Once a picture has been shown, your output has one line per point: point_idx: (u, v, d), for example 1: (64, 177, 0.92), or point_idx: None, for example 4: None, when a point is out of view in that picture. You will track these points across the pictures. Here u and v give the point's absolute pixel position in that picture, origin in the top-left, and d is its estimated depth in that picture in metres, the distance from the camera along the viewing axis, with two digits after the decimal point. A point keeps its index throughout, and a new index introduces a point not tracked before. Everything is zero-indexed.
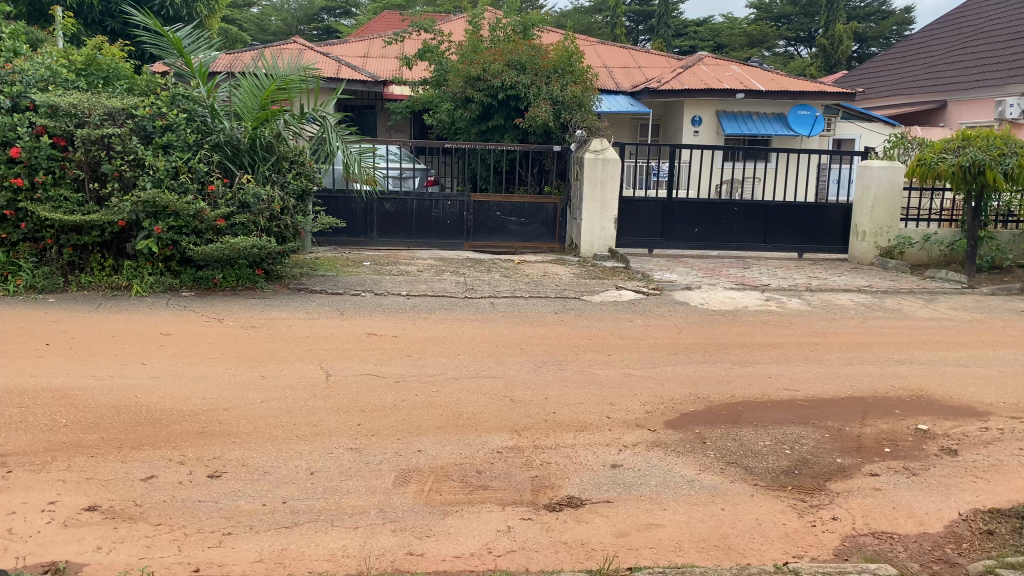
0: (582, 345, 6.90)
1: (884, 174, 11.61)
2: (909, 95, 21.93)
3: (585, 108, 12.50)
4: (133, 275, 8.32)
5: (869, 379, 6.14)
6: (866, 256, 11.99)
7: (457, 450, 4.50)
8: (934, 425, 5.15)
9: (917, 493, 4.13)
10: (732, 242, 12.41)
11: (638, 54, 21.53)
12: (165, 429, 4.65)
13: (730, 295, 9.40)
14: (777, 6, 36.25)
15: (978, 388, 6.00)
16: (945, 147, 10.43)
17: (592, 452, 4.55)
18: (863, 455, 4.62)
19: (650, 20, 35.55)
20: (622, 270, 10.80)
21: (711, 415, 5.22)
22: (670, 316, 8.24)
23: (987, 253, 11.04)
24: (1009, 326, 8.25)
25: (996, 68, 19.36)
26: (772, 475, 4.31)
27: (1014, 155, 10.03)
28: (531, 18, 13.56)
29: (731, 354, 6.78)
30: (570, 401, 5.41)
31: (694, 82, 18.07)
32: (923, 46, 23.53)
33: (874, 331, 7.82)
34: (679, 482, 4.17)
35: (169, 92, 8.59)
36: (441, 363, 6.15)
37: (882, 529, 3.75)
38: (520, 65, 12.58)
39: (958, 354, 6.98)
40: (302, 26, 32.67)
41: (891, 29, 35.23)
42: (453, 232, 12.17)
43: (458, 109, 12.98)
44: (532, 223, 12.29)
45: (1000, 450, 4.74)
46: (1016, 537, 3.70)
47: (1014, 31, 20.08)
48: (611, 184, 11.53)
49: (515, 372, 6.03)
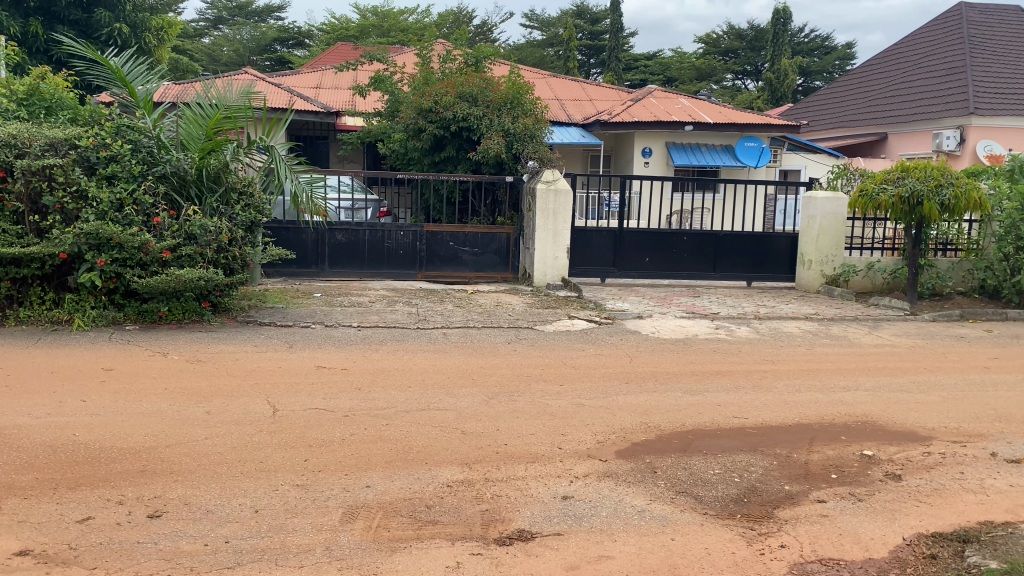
0: (535, 376, 6.89)
1: (827, 205, 11.93)
2: (853, 127, 22.59)
3: (537, 140, 12.68)
4: (74, 309, 8.11)
5: (815, 406, 6.22)
6: (813, 283, 12.23)
7: (406, 485, 4.44)
8: (878, 451, 5.24)
9: (862, 519, 4.19)
10: (683, 270, 12.55)
11: (589, 86, 21.87)
12: (103, 468, 4.50)
13: (681, 324, 9.51)
14: (724, 40, 37.36)
15: (921, 413, 6.12)
16: (885, 178, 10.77)
17: (544, 484, 4.53)
18: (810, 482, 4.67)
19: (601, 54, 36.19)
20: (575, 300, 10.84)
21: (661, 444, 5.24)
22: (622, 345, 8.29)
23: (928, 280, 11.40)
24: (949, 351, 8.47)
25: (933, 102, 20.06)
26: (721, 503, 4.34)
27: (950, 186, 10.30)
28: (483, 50, 13.61)
29: (681, 383, 6.82)
30: (522, 432, 5.38)
31: (644, 115, 18.39)
32: (863, 80, 24.33)
33: (820, 358, 7.97)
34: (629, 513, 4.17)
35: (113, 122, 8.41)
36: (391, 397, 6.07)
37: (829, 556, 3.78)
38: (471, 97, 12.61)
39: (901, 380, 7.14)
40: (254, 56, 32.41)
41: (834, 64, 36.46)
42: (406, 263, 12.12)
43: (409, 139, 13.02)
44: (485, 254, 12.31)
45: (942, 474, 4.84)
46: (957, 560, 3.76)
47: (948, 66, 20.88)
48: (563, 215, 11.63)
49: (466, 403, 5.98)
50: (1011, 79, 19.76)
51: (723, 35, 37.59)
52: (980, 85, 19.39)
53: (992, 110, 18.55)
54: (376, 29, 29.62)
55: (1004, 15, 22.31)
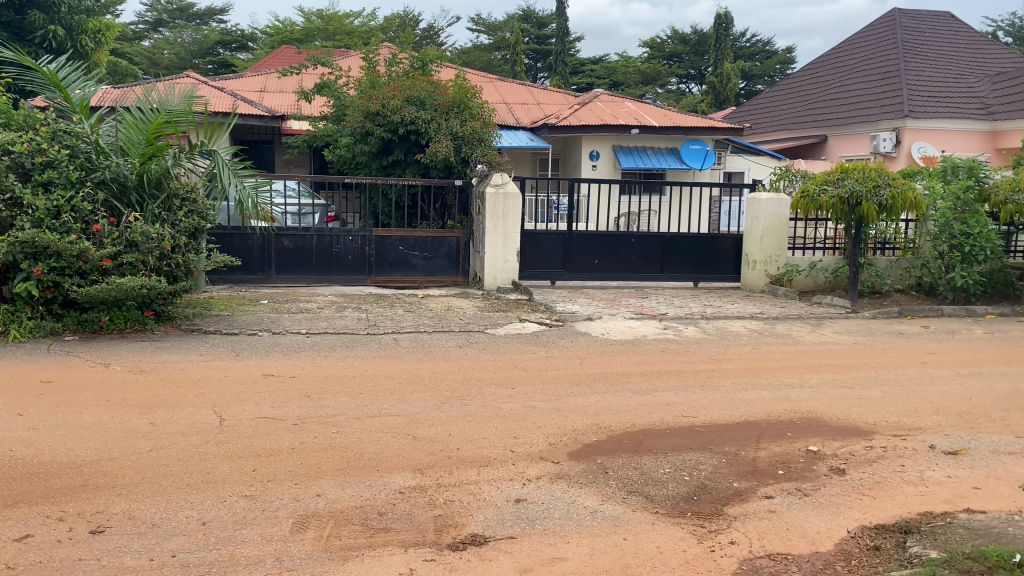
0: (486, 379, 6.89)
1: (771, 206, 12.18)
2: (793, 130, 23.10)
3: (485, 143, 12.71)
4: (10, 320, 7.85)
5: (761, 403, 6.34)
6: (758, 283, 12.48)
7: (358, 492, 4.40)
8: (822, 446, 5.36)
9: (808, 513, 4.28)
10: (631, 272, 12.69)
11: (536, 90, 21.98)
12: (42, 484, 4.36)
13: (630, 324, 9.61)
14: (668, 45, 37.92)
15: (863, 408, 6.28)
16: (826, 180, 11.03)
17: (496, 488, 4.53)
18: (758, 478, 4.76)
19: (548, 58, 36.41)
20: (526, 303, 10.86)
21: (612, 444, 5.28)
22: (572, 347, 8.34)
23: (868, 279, 11.60)
24: (889, 347, 8.71)
25: (870, 104, 20.61)
26: (672, 501, 4.39)
27: (887, 187, 10.61)
28: (430, 53, 13.55)
29: (631, 384, 6.88)
30: (474, 436, 5.37)
31: (591, 118, 18.54)
32: (803, 84, 24.91)
33: (765, 356, 8.12)
34: (581, 514, 4.19)
35: (49, 127, 8.17)
36: (341, 404, 6.01)
37: (777, 551, 3.85)
38: (419, 101, 12.50)
39: (844, 376, 7.31)
40: (196, 59, 31.79)
41: (774, 68, 37.24)
42: (355, 268, 12.02)
43: (357, 143, 12.91)
44: (435, 258, 12.26)
45: (884, 467, 4.97)
46: (899, 551, 3.86)
47: (883, 70, 21.48)
48: (513, 218, 11.67)
49: (418, 409, 5.95)
50: (943, 83, 20.42)
51: (667, 40, 38.16)
52: (914, 89, 20.00)
53: (926, 113, 19.14)
54: (322, 32, 29.33)
55: (935, 21, 23.06)
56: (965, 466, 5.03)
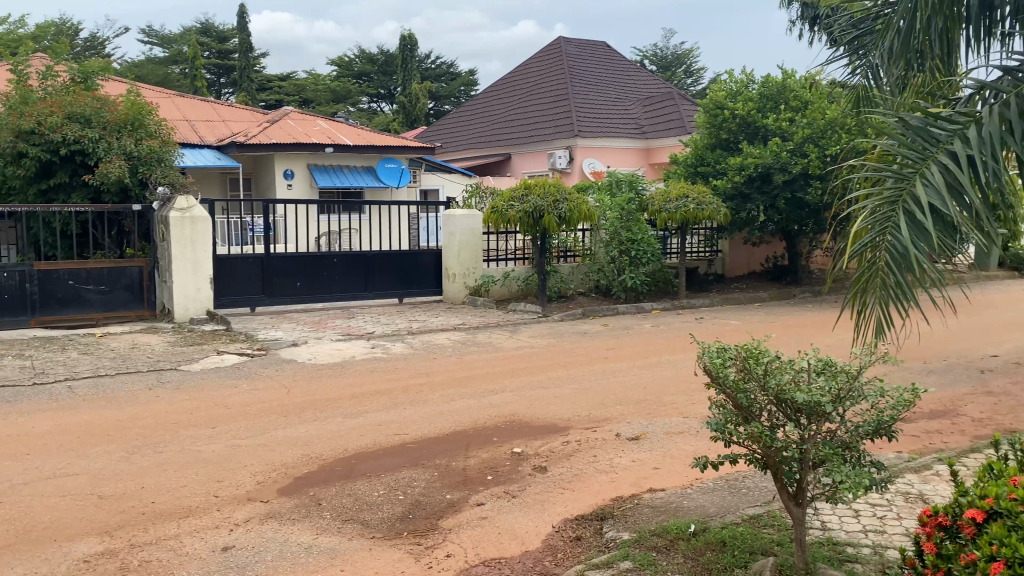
0: (181, 422, 6.36)
1: (466, 222, 12.69)
2: (480, 149, 24.26)
3: (166, 163, 11.75)
4: None
5: (468, 412, 6.57)
6: (458, 295, 12.87)
7: (31, 570, 3.83)
8: (525, 447, 5.68)
9: (517, 515, 4.50)
10: (335, 292, 12.55)
11: (221, 107, 20.92)
12: None
13: (336, 347, 9.46)
14: (356, 64, 38.15)
15: (558, 406, 6.76)
16: (512, 196, 11.69)
17: (200, 538, 4.20)
18: (469, 487, 4.91)
19: (231, 74, 34.82)
20: (224, 333, 10.23)
21: (324, 473, 5.15)
22: (276, 376, 8.02)
23: (555, 284, 12.62)
24: (577, 346, 9.49)
25: (545, 125, 22.27)
26: (388, 523, 4.38)
27: (565, 201, 11.59)
28: (93, 65, 12.30)
29: (341, 408, 6.77)
30: (171, 486, 4.93)
31: (282, 136, 18.02)
32: (486, 105, 26.27)
33: (469, 365, 8.44)
34: (296, 552, 4.03)
35: None
36: (4, 469, 5.20)
37: (491, 556, 4.00)
38: (83, 118, 11.36)
39: (540, 378, 7.82)
40: None
41: (459, 89, 38.89)
42: (13, 309, 10.49)
43: (7, 166, 11.32)
44: (114, 290, 11.11)
45: (580, 460, 5.39)
46: (598, 537, 4.18)
47: (554, 94, 23.34)
48: (202, 242, 11.01)
49: (102, 464, 5.34)
50: (605, 107, 22.65)
51: (355, 59, 38.40)
52: (581, 112, 21.96)
53: (592, 134, 21.10)
54: None
55: (594, 50, 25.57)
56: (646, 449, 5.62)
